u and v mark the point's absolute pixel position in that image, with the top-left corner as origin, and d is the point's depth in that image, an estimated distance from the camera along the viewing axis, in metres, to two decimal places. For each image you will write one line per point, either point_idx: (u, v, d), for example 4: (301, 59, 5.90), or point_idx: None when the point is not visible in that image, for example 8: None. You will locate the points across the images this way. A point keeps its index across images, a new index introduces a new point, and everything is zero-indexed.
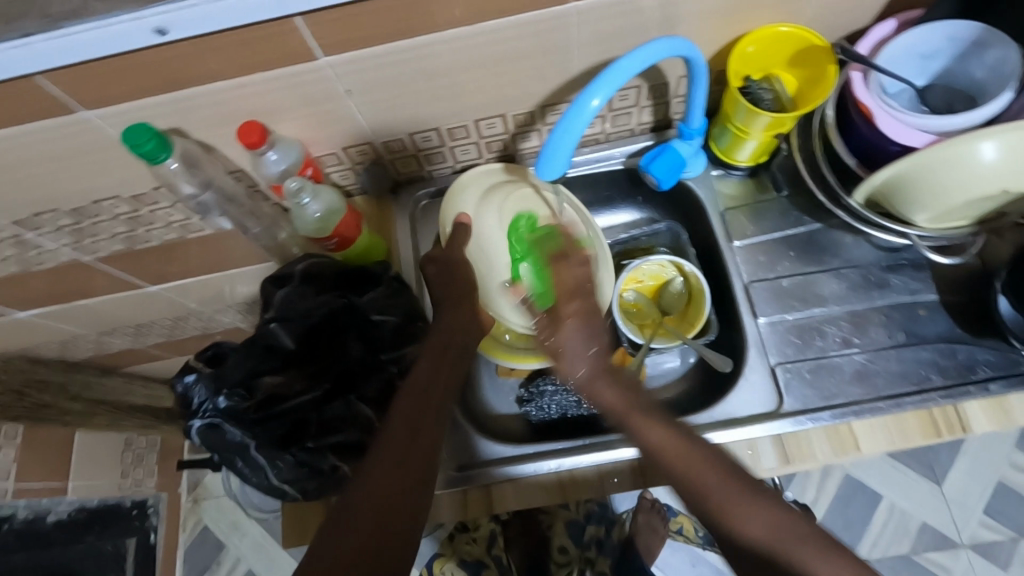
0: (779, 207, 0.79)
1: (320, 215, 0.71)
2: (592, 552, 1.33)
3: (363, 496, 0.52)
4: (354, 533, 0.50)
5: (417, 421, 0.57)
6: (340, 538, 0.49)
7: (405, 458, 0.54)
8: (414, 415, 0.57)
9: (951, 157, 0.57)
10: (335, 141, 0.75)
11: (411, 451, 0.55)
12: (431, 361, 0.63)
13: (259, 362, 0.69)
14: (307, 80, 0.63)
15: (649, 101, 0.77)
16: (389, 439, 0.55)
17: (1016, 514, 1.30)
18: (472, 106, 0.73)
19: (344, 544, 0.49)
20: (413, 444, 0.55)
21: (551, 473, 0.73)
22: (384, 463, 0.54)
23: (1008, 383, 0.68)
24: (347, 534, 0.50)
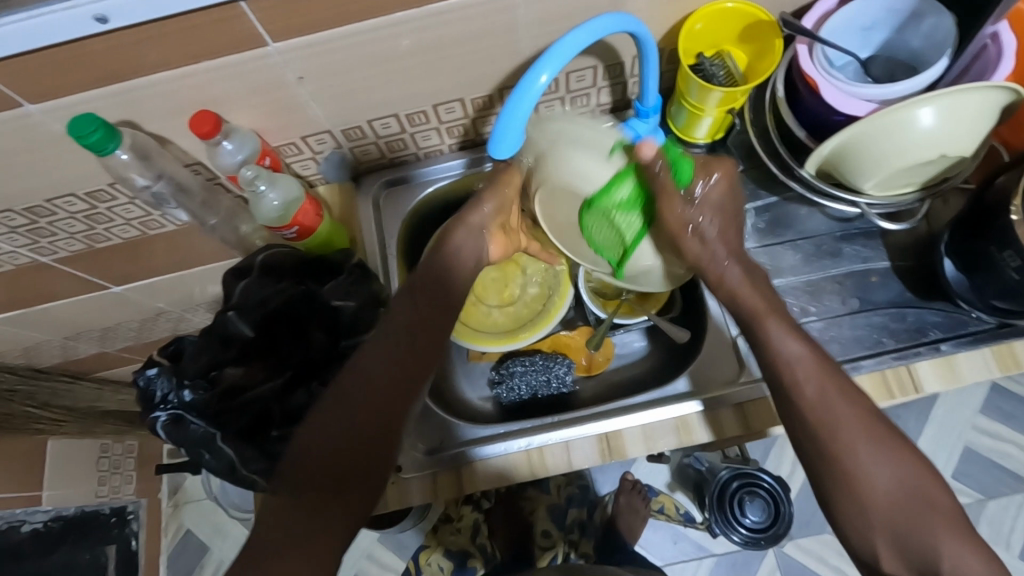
0: (736, 181, 0.81)
1: (280, 203, 0.71)
2: (574, 535, 1.37)
3: (311, 457, 0.58)
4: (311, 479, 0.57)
5: (375, 416, 0.60)
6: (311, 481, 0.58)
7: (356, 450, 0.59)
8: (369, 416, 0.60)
9: (890, 123, 0.59)
10: (293, 131, 0.74)
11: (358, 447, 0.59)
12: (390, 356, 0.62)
13: (218, 352, 0.68)
14: (257, 67, 0.63)
15: (605, 81, 0.79)
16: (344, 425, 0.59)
17: (981, 476, 1.36)
18: (429, 91, 0.73)
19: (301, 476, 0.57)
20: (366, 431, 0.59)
21: (522, 452, 0.74)
22: (329, 419, 0.59)
23: (956, 343, 0.70)
24: (298, 476, 0.58)
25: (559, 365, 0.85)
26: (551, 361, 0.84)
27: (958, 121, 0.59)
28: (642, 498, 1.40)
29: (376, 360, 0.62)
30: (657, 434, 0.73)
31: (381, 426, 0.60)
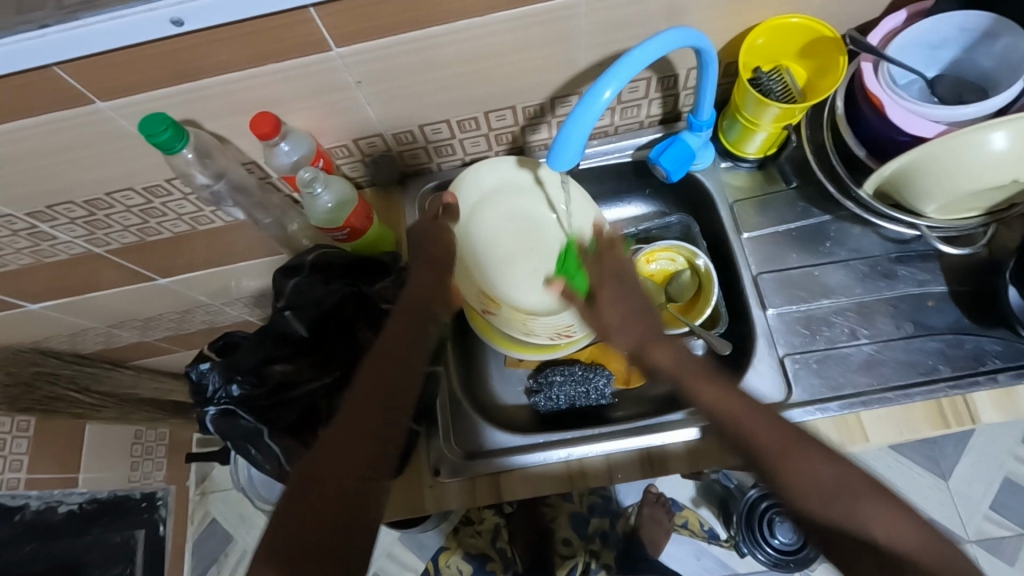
0: (787, 197, 0.79)
1: (333, 204, 0.71)
2: (595, 544, 1.38)
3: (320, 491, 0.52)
4: (322, 514, 0.51)
5: (374, 412, 0.56)
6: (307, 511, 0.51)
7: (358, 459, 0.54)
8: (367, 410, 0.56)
9: (962, 146, 0.57)
10: (346, 133, 0.76)
11: (355, 487, 0.53)
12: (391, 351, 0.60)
13: (271, 349, 0.69)
14: (319, 71, 0.64)
15: (657, 93, 0.78)
16: (342, 426, 0.55)
17: (1022, 508, 1.32)
18: (482, 98, 0.74)
19: (309, 513, 0.51)
20: (368, 432, 0.55)
21: (562, 462, 0.74)
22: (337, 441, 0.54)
23: (1017, 374, 0.67)
24: (309, 514, 0.51)
25: (598, 377, 0.84)
26: (590, 371, 0.83)
27: None
28: (666, 511, 1.39)
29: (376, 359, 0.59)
30: (699, 451, 0.72)
31: (381, 432, 0.56)
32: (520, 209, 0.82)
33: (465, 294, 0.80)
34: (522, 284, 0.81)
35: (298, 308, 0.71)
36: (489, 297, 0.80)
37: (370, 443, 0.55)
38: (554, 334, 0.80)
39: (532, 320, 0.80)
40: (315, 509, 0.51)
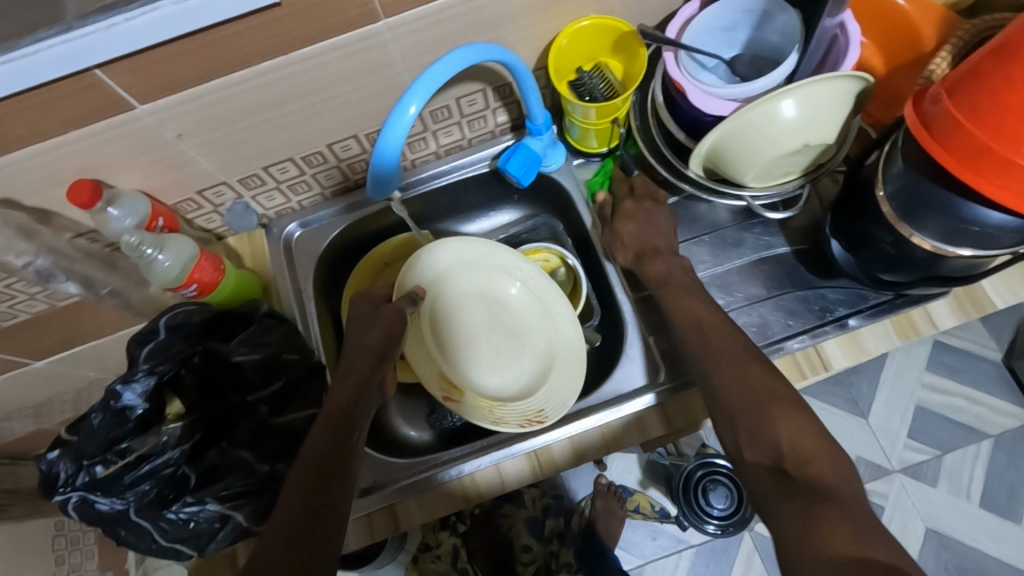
0: (637, 185, 0.82)
1: (174, 264, 0.69)
2: (554, 545, 1.36)
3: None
4: None
5: (305, 498, 0.54)
6: None
7: (307, 506, 0.53)
8: (310, 489, 0.55)
9: (758, 118, 0.61)
10: (186, 187, 0.73)
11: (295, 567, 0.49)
12: (325, 434, 0.59)
13: (116, 427, 0.64)
14: (131, 131, 0.62)
15: (498, 102, 0.80)
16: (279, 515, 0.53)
17: (935, 432, 1.42)
18: (320, 131, 0.73)
19: None
20: (309, 510, 0.53)
21: (453, 480, 0.72)
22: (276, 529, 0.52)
23: (862, 317, 0.71)
24: None
25: None
26: None
27: (822, 111, 0.61)
28: (618, 500, 1.40)
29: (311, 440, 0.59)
30: (583, 440, 0.72)
31: (318, 513, 0.53)
32: (474, 289, 0.78)
33: (425, 380, 0.76)
34: (489, 371, 0.78)
35: (132, 379, 0.65)
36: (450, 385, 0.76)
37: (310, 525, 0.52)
38: (524, 421, 0.71)
39: (501, 407, 0.73)
40: None
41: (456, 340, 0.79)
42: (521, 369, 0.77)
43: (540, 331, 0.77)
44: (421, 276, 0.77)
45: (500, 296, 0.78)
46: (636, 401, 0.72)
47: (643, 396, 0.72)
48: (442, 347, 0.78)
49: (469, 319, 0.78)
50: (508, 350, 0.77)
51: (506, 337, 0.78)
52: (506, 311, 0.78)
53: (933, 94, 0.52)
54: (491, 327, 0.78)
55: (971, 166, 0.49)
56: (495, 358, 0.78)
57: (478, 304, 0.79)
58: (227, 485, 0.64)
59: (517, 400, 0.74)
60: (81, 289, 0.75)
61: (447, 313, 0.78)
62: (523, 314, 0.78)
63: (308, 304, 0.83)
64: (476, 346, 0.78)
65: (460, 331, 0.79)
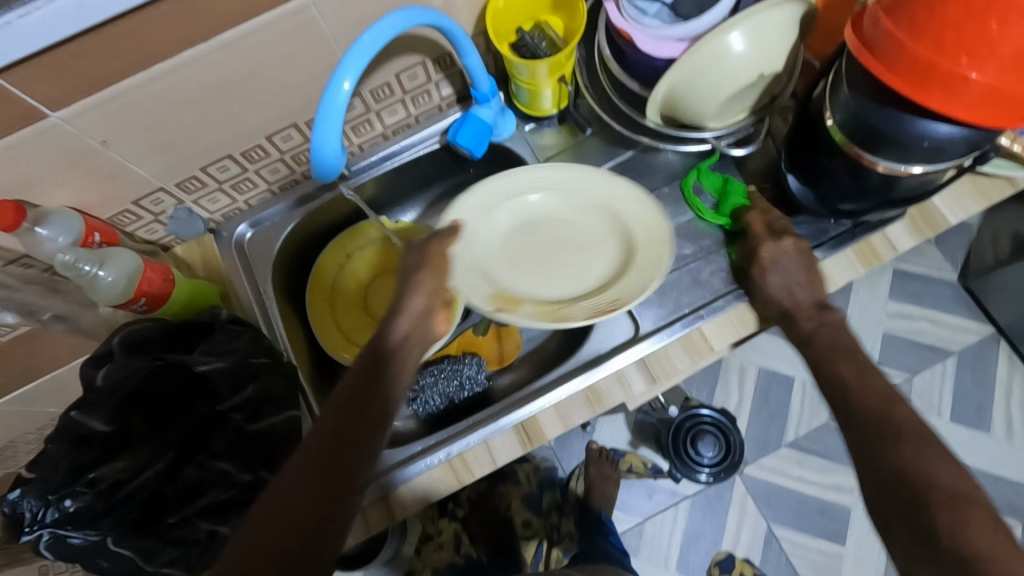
0: (593, 143, 0.81)
1: (117, 279, 0.65)
2: (553, 518, 1.41)
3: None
4: None
5: (314, 488, 0.49)
6: None
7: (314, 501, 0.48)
8: (318, 481, 0.49)
9: (706, 56, 0.61)
10: (122, 198, 0.69)
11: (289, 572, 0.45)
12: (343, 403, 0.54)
13: (77, 457, 0.61)
14: (49, 143, 0.57)
15: (439, 74, 0.77)
16: (280, 504, 0.48)
17: (903, 356, 1.47)
18: (258, 123, 0.69)
19: None
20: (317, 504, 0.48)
21: (443, 463, 0.71)
22: (277, 522, 0.47)
23: (826, 250, 0.72)
24: None
25: (469, 366, 0.83)
26: (459, 363, 0.83)
27: (767, 43, 0.61)
28: (611, 464, 1.40)
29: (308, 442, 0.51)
30: (568, 404, 0.71)
31: (328, 507, 0.49)
32: (525, 212, 0.78)
33: (476, 299, 0.70)
34: (545, 286, 0.75)
35: (92, 403, 0.63)
36: (507, 305, 0.71)
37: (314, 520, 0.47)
38: (594, 312, 0.70)
39: (568, 309, 0.72)
40: None
41: (521, 260, 0.76)
42: (590, 267, 0.76)
43: (603, 240, 0.77)
44: (462, 210, 0.75)
45: (548, 205, 0.78)
46: (612, 360, 0.72)
47: (620, 352, 0.72)
48: (495, 270, 0.75)
49: (528, 237, 0.77)
50: (569, 262, 0.76)
51: (564, 250, 0.77)
52: (557, 221, 0.78)
53: (873, 17, 0.53)
54: (546, 241, 0.78)
55: (917, 81, 0.49)
56: (561, 273, 0.76)
57: (532, 224, 0.78)
58: (208, 499, 0.62)
59: (587, 298, 0.73)
60: (19, 318, 0.69)
61: (501, 232, 0.77)
62: (575, 214, 0.78)
63: (270, 304, 0.80)
64: (534, 262, 0.77)
65: (514, 253, 0.77)
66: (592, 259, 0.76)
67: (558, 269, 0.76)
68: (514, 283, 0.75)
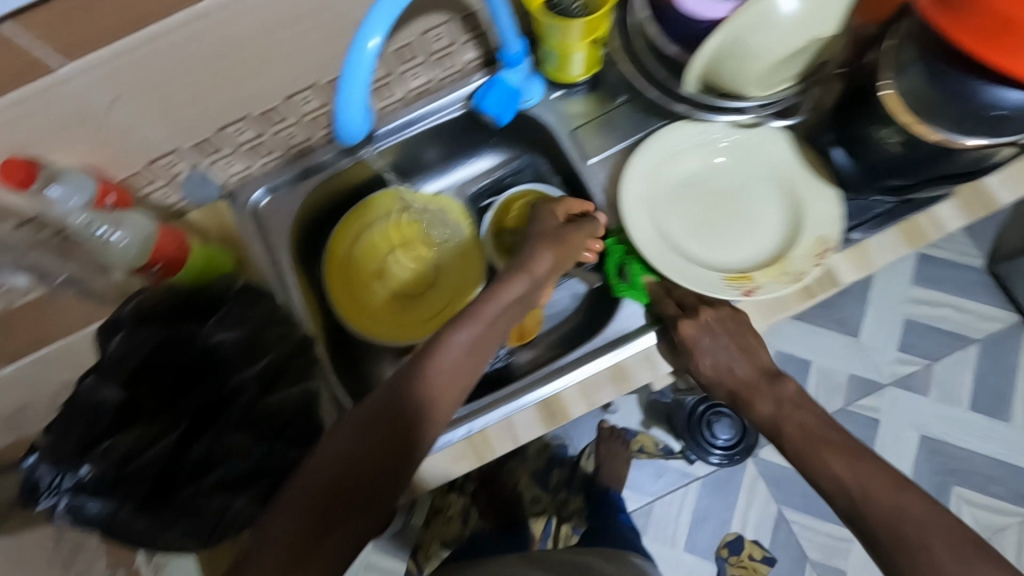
0: (622, 113, 0.78)
1: (130, 242, 0.66)
2: (562, 495, 1.41)
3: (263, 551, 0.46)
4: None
5: (341, 469, 0.50)
6: None
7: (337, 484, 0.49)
8: (351, 467, 0.50)
9: (756, 19, 0.57)
10: (136, 159, 0.66)
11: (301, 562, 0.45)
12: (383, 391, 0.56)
13: (86, 429, 0.58)
14: (59, 99, 0.54)
15: (466, 36, 0.74)
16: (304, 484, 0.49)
17: (922, 343, 1.43)
18: (278, 83, 0.66)
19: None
20: (340, 490, 0.49)
21: (464, 440, 0.69)
22: (296, 501, 0.48)
23: (867, 229, 0.69)
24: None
25: None
26: None
27: (820, 5, 0.57)
28: (622, 442, 1.41)
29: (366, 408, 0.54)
30: (592, 382, 0.70)
31: (360, 491, 0.50)
32: (686, 177, 0.73)
33: (706, 287, 0.67)
34: (742, 247, 0.71)
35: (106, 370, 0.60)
36: (737, 276, 0.68)
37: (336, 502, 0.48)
38: (817, 257, 0.66)
39: (786, 262, 0.67)
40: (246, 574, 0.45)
41: (674, 238, 0.71)
42: (764, 231, 0.71)
43: (759, 197, 0.72)
44: (632, 197, 0.71)
45: (698, 170, 0.73)
46: (636, 340, 0.70)
47: (647, 332, 0.70)
48: (686, 243, 0.71)
49: (670, 212, 0.72)
50: (754, 212, 0.72)
51: (731, 209, 0.72)
52: (717, 184, 0.73)
53: None
54: (710, 206, 0.73)
55: (988, 40, 0.46)
56: (741, 231, 0.71)
57: (677, 199, 0.73)
58: (221, 473, 0.61)
59: (790, 246, 0.68)
60: (32, 280, 0.68)
61: (665, 208, 0.72)
62: (731, 171, 0.73)
63: (287, 273, 0.78)
64: (711, 229, 0.72)
65: (701, 214, 0.72)
66: (739, 224, 0.72)
67: (738, 230, 0.72)
68: (715, 249, 0.71)
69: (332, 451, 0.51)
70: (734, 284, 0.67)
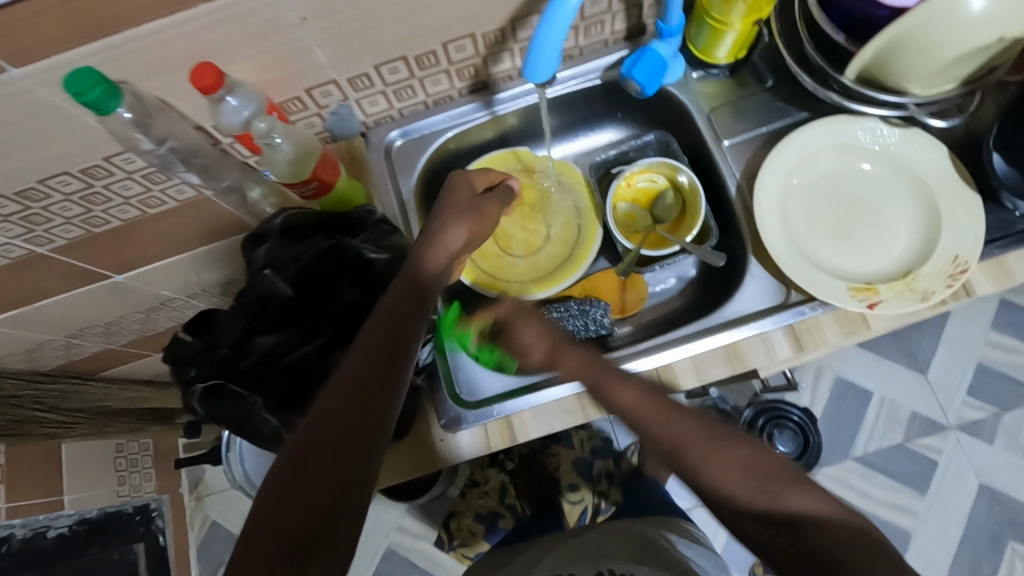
0: (763, 100, 0.78)
1: (294, 155, 0.68)
2: (602, 485, 1.23)
3: (270, 513, 0.44)
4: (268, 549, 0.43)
5: (343, 419, 0.48)
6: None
7: (346, 435, 0.47)
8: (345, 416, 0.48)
9: (941, 14, 0.57)
10: (298, 83, 0.69)
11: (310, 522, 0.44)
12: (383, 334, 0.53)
13: (252, 318, 0.66)
14: (255, 11, 0.57)
15: (621, 5, 0.74)
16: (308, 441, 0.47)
17: (996, 388, 1.35)
18: (441, 26, 0.68)
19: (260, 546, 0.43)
20: (343, 447, 0.47)
21: (571, 396, 0.70)
22: (298, 463, 0.46)
23: (1005, 244, 0.66)
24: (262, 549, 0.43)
25: (596, 308, 0.80)
26: (586, 305, 0.79)
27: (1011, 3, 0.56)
28: None
29: (352, 363, 0.51)
30: (705, 359, 0.70)
31: (353, 446, 0.47)
32: (822, 177, 0.73)
33: (833, 297, 0.66)
34: (873, 255, 0.69)
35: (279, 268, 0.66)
36: (863, 287, 0.67)
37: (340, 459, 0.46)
38: (950, 280, 0.65)
39: (915, 278, 0.66)
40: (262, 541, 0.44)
41: (801, 240, 0.71)
42: (895, 241, 0.69)
43: (898, 205, 0.71)
44: (762, 198, 0.71)
45: (834, 171, 0.73)
46: (753, 323, 0.69)
47: (766, 315, 0.69)
48: (812, 246, 0.71)
49: (801, 211, 0.72)
50: (888, 222, 0.70)
51: (865, 215, 0.71)
52: (855, 186, 0.72)
53: None
54: (844, 209, 0.72)
55: None
56: (874, 238, 0.70)
57: (810, 197, 0.72)
58: None
59: (921, 263, 0.67)
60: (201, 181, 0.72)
61: (797, 208, 0.72)
62: (871, 175, 0.72)
63: (410, 214, 0.82)
64: (844, 233, 0.71)
65: (834, 217, 0.72)
66: (872, 230, 0.71)
67: (868, 239, 0.70)
68: (844, 257, 0.70)
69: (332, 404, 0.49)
70: (859, 298, 0.66)
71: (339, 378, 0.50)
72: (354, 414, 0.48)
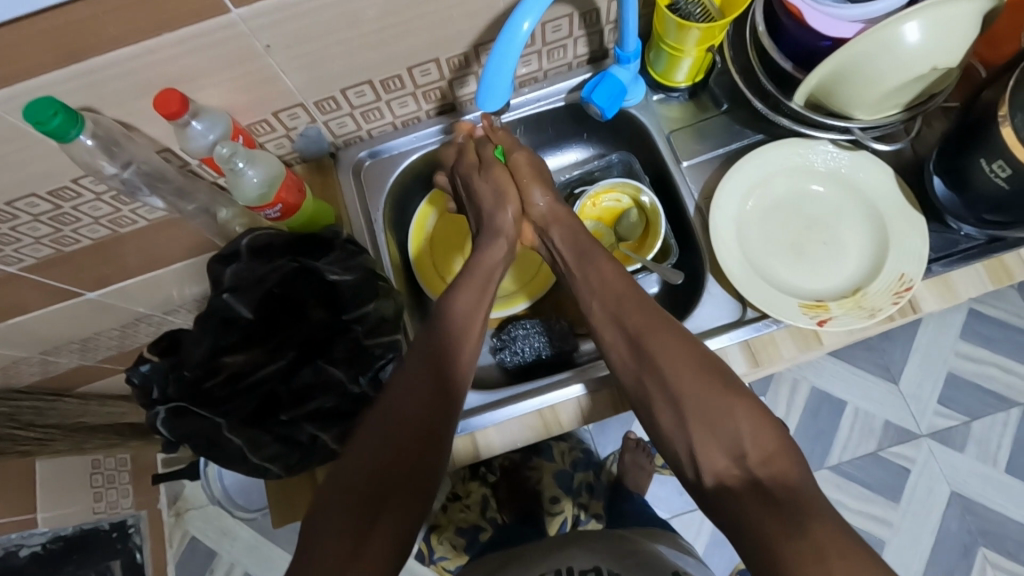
0: (721, 122, 0.80)
1: (260, 180, 0.68)
2: (583, 497, 1.28)
3: (356, 468, 0.53)
4: (350, 498, 0.52)
5: (422, 391, 0.58)
6: (329, 529, 0.50)
7: (417, 405, 0.57)
8: (421, 390, 0.58)
9: (881, 43, 0.59)
10: (265, 107, 0.71)
11: (389, 477, 0.53)
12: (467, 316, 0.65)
13: (219, 337, 0.68)
14: (220, 40, 0.58)
15: (582, 30, 0.76)
16: (386, 412, 0.56)
17: (964, 398, 1.38)
18: (406, 52, 0.70)
19: (344, 495, 0.52)
20: (413, 417, 0.56)
21: (533, 412, 0.72)
22: (376, 428, 0.55)
23: (948, 263, 0.69)
24: (343, 499, 0.52)
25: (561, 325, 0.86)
26: (552, 322, 0.85)
27: (946, 34, 0.59)
28: (647, 454, 1.37)
29: (405, 370, 0.60)
30: None
31: (427, 415, 0.57)
32: (777, 196, 0.75)
33: (786, 314, 0.68)
34: (824, 273, 0.72)
35: (243, 290, 0.68)
36: (814, 304, 0.69)
37: (420, 426, 0.56)
38: (896, 297, 0.67)
39: (863, 296, 0.68)
40: (348, 493, 0.52)
41: (754, 259, 0.73)
42: (845, 259, 0.72)
43: (847, 224, 0.73)
44: (720, 218, 0.73)
45: (787, 192, 0.75)
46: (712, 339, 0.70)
47: (723, 333, 0.71)
48: (766, 265, 0.73)
49: (754, 232, 0.74)
50: (838, 240, 0.73)
51: (816, 234, 0.74)
52: (806, 205, 0.75)
53: None
54: (798, 227, 0.74)
55: None
56: (825, 256, 0.73)
57: (764, 215, 0.74)
58: (318, 404, 0.66)
59: (870, 279, 0.69)
60: (168, 205, 0.73)
61: (752, 228, 0.74)
62: (823, 194, 0.74)
63: (378, 232, 0.82)
64: (797, 251, 0.73)
65: (786, 235, 0.74)
66: (824, 246, 0.73)
67: (819, 256, 0.73)
68: (795, 274, 0.72)
69: (405, 384, 0.58)
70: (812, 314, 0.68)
71: (414, 357, 0.60)
72: (425, 395, 0.58)
